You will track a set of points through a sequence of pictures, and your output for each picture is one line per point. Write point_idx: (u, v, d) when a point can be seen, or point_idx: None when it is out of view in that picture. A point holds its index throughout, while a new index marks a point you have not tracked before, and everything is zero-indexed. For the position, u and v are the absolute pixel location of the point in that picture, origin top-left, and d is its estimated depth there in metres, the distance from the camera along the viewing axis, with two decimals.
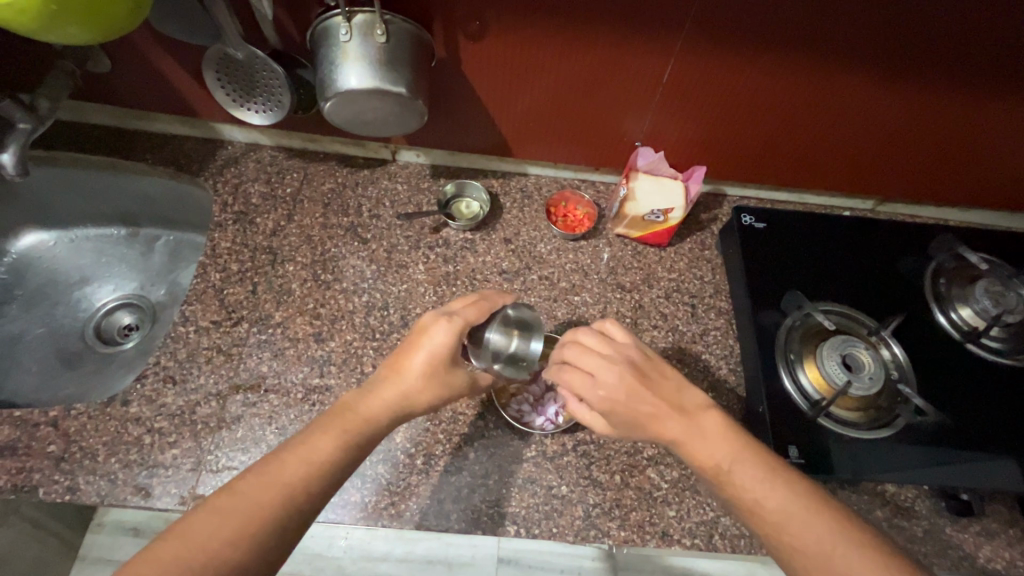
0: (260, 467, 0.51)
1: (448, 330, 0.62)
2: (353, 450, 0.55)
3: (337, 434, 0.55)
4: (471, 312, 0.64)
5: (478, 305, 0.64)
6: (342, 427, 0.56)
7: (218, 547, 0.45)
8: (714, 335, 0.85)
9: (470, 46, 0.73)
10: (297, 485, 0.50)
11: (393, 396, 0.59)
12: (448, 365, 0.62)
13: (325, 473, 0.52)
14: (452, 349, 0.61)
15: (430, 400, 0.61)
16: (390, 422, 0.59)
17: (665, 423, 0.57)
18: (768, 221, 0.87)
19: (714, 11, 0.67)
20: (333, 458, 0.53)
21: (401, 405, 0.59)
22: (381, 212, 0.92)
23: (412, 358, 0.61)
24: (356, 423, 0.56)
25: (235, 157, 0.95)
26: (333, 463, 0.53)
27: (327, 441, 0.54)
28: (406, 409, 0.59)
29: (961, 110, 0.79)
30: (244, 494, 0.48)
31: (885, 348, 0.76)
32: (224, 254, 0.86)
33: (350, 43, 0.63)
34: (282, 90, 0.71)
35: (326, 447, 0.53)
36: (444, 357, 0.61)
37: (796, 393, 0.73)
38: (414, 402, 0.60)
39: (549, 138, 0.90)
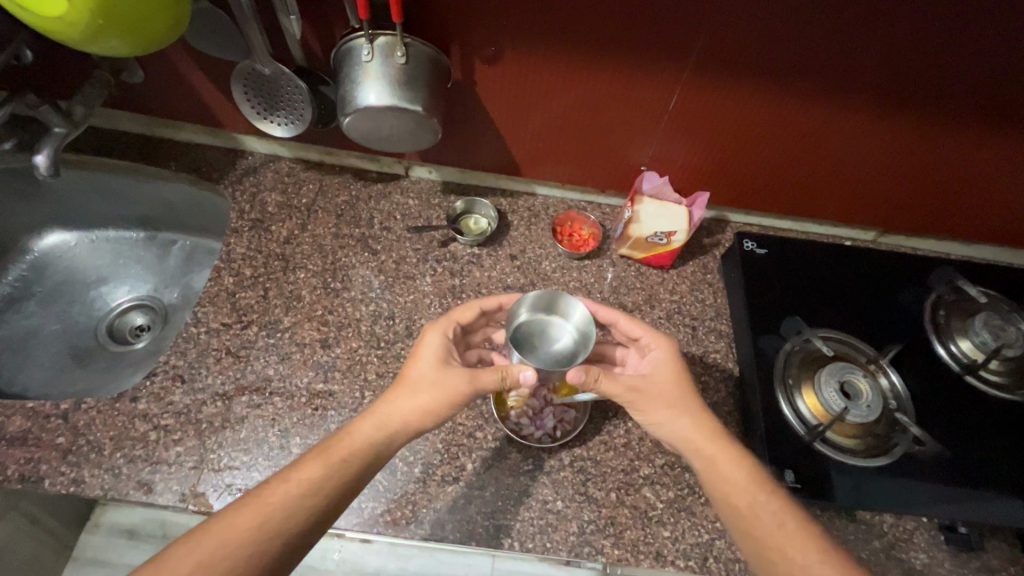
0: (249, 495, 0.56)
1: (437, 337, 0.71)
2: (340, 474, 0.59)
3: (322, 458, 0.59)
4: (457, 313, 0.75)
5: (465, 306, 0.76)
6: (328, 451, 0.60)
7: (190, 569, 0.50)
8: (714, 357, 0.86)
9: (486, 70, 0.77)
10: (279, 503, 0.55)
11: (391, 407, 0.65)
12: (442, 364, 0.69)
13: (306, 492, 0.57)
14: (440, 352, 0.70)
15: (430, 402, 0.65)
16: (383, 445, 0.63)
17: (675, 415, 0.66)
18: (769, 247, 0.89)
19: (720, 42, 0.70)
20: (317, 482, 0.57)
21: (393, 421, 0.64)
22: (392, 224, 0.95)
23: (411, 370, 0.69)
24: (346, 450, 0.61)
25: (255, 166, 0.99)
26: (318, 485, 0.57)
27: (312, 464, 0.59)
28: (400, 421, 0.64)
29: (959, 144, 0.81)
30: (227, 517, 0.54)
31: (882, 376, 0.76)
32: (239, 259, 0.89)
33: (371, 63, 0.66)
34: (304, 104, 0.75)
35: (309, 471, 0.58)
36: (435, 359, 0.69)
37: (793, 419, 0.73)
38: (411, 408, 0.65)
39: (557, 160, 0.92)
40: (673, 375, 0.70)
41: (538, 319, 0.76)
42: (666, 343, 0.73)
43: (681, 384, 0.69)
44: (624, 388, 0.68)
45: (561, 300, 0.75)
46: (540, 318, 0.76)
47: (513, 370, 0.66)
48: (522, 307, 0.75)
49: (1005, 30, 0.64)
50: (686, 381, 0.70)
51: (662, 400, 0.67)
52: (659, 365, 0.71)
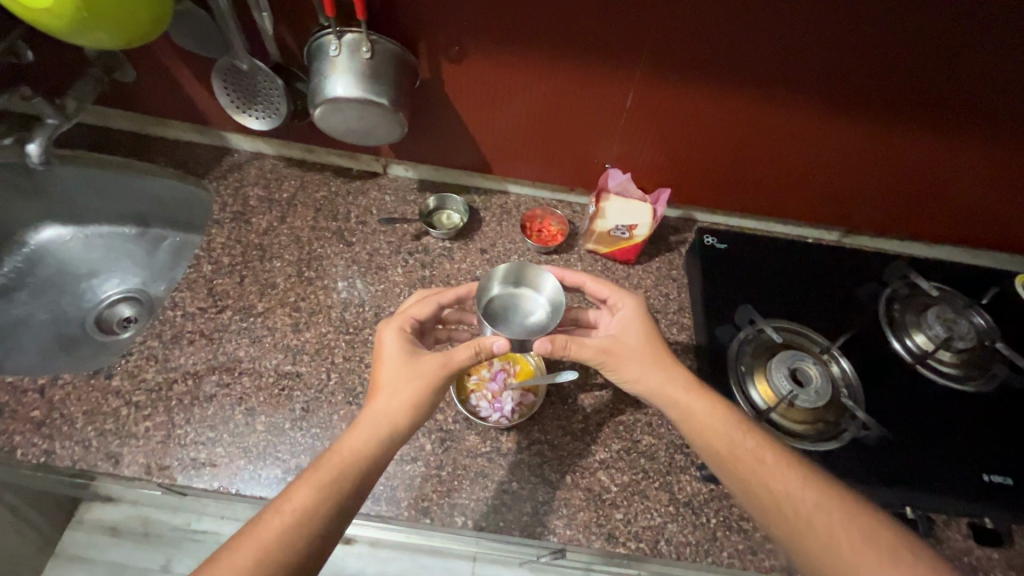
0: (243, 535, 0.55)
1: (396, 337, 0.73)
2: (333, 489, 0.59)
3: (312, 481, 0.60)
4: (412, 309, 0.77)
5: (420, 301, 0.78)
6: (316, 474, 0.60)
7: None
8: (674, 349, 0.89)
9: (452, 68, 0.81)
10: (280, 530, 0.56)
11: (374, 413, 0.66)
12: (409, 357, 0.71)
13: (302, 519, 0.57)
14: (404, 348, 0.71)
15: (410, 400, 0.67)
16: (368, 455, 0.63)
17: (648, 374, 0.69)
18: (729, 243, 0.92)
19: (670, 40, 0.74)
20: (314, 501, 0.58)
21: (377, 423, 0.65)
22: (368, 219, 0.98)
23: (381, 373, 0.70)
24: (335, 467, 0.61)
25: (240, 163, 1.03)
26: (311, 509, 0.58)
27: (302, 489, 0.59)
28: (388, 422, 0.66)
29: (909, 142, 0.84)
30: (228, 560, 0.54)
31: (835, 364, 0.78)
32: (219, 248, 0.93)
33: (339, 58, 0.70)
34: (280, 99, 0.79)
35: (299, 497, 0.58)
36: (400, 358, 0.71)
37: (745, 404, 0.75)
38: (394, 404, 0.66)
39: (527, 158, 0.96)
40: (643, 335, 0.72)
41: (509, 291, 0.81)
42: (633, 302, 0.76)
43: (652, 344, 0.71)
44: (596, 351, 0.70)
45: (533, 273, 0.80)
46: (512, 289, 0.81)
47: (485, 342, 0.69)
48: (494, 280, 0.80)
49: (936, 25, 0.68)
50: (656, 339, 0.72)
51: (634, 363, 0.70)
52: (631, 327, 0.74)
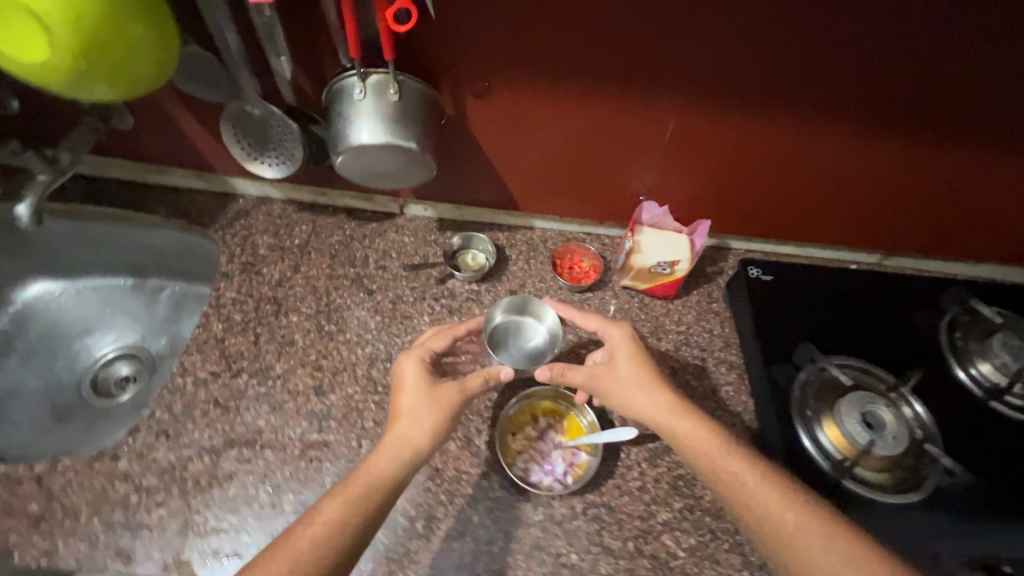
0: (272, 553, 0.54)
1: (415, 363, 0.71)
2: (365, 509, 0.58)
3: (341, 498, 0.58)
4: (433, 342, 0.74)
5: (439, 332, 0.76)
6: (346, 492, 0.59)
7: None
8: (726, 390, 0.83)
9: (480, 105, 0.76)
10: (309, 550, 0.54)
11: (397, 438, 0.64)
12: (429, 386, 0.68)
13: (333, 536, 0.55)
14: (425, 376, 0.69)
15: (432, 430, 0.65)
16: (394, 477, 0.62)
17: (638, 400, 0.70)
18: (775, 274, 0.86)
19: (714, 70, 0.70)
20: (341, 522, 0.56)
21: (401, 450, 0.64)
22: (387, 263, 0.92)
23: (402, 400, 0.68)
24: (362, 486, 0.60)
25: (246, 209, 0.97)
26: (343, 526, 0.56)
27: (332, 505, 0.58)
28: (411, 448, 0.64)
29: (957, 164, 0.81)
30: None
31: (905, 406, 0.72)
32: (229, 304, 0.85)
33: (364, 101, 0.65)
34: (295, 143, 0.73)
35: (331, 512, 0.57)
36: (421, 385, 0.69)
37: (816, 452, 0.69)
38: (416, 432, 0.65)
39: (555, 193, 0.91)
40: (632, 359, 0.74)
41: (514, 320, 0.82)
42: (621, 329, 0.76)
43: (642, 369, 0.73)
44: (584, 377, 0.73)
45: (534, 306, 0.82)
46: (515, 321, 0.82)
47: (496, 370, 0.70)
48: (498, 314, 0.81)
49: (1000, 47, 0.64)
50: (645, 365, 0.74)
51: (625, 386, 0.72)
52: (621, 355, 0.74)
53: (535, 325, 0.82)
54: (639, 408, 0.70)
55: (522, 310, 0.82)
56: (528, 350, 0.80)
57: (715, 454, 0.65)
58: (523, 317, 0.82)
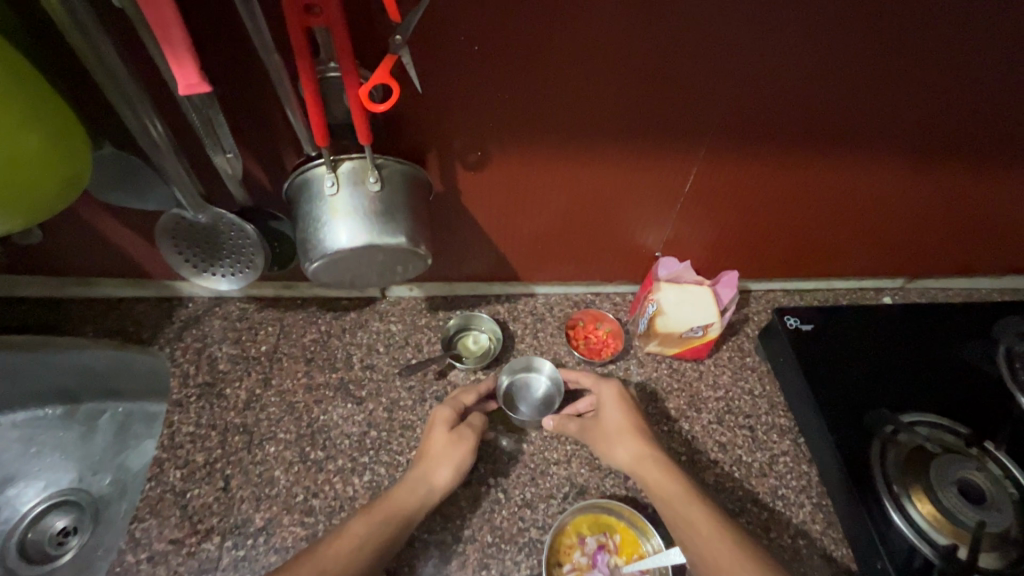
0: (301, 556, 0.52)
1: (447, 405, 0.69)
2: (384, 537, 0.55)
3: (369, 515, 0.57)
4: (469, 397, 0.71)
5: (477, 390, 0.72)
6: (373, 510, 0.57)
7: None
8: (784, 462, 0.74)
9: (471, 176, 0.64)
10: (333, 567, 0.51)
11: (418, 476, 0.61)
12: (453, 432, 0.66)
13: (357, 547, 0.53)
14: (450, 418, 0.67)
15: (454, 472, 0.63)
16: (413, 509, 0.59)
17: (619, 450, 0.65)
18: (815, 322, 0.77)
19: (738, 115, 0.60)
20: (363, 540, 0.54)
21: (421, 484, 0.61)
22: (375, 360, 0.79)
23: (431, 440, 0.65)
24: (384, 510, 0.58)
25: (197, 315, 0.81)
26: (368, 544, 0.54)
27: (362, 520, 0.56)
28: (429, 488, 0.61)
29: (991, 187, 0.74)
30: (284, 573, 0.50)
31: (992, 461, 0.64)
32: (187, 442, 0.70)
33: (338, 196, 0.52)
34: (255, 249, 0.59)
35: (360, 525, 0.55)
36: (445, 426, 0.66)
37: (911, 533, 0.60)
38: (435, 476, 0.62)
39: (559, 258, 0.80)
40: (619, 406, 0.68)
41: (517, 382, 0.76)
42: (611, 386, 0.71)
43: (631, 418, 0.67)
44: (574, 429, 0.69)
45: (531, 364, 0.76)
46: (518, 384, 0.76)
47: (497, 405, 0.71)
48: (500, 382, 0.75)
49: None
50: (634, 415, 0.68)
51: (610, 436, 0.66)
52: (607, 403, 0.69)
53: (541, 381, 0.76)
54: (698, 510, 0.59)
55: (526, 369, 0.76)
56: (539, 408, 0.74)
57: (675, 494, 0.59)
58: (528, 375, 0.76)
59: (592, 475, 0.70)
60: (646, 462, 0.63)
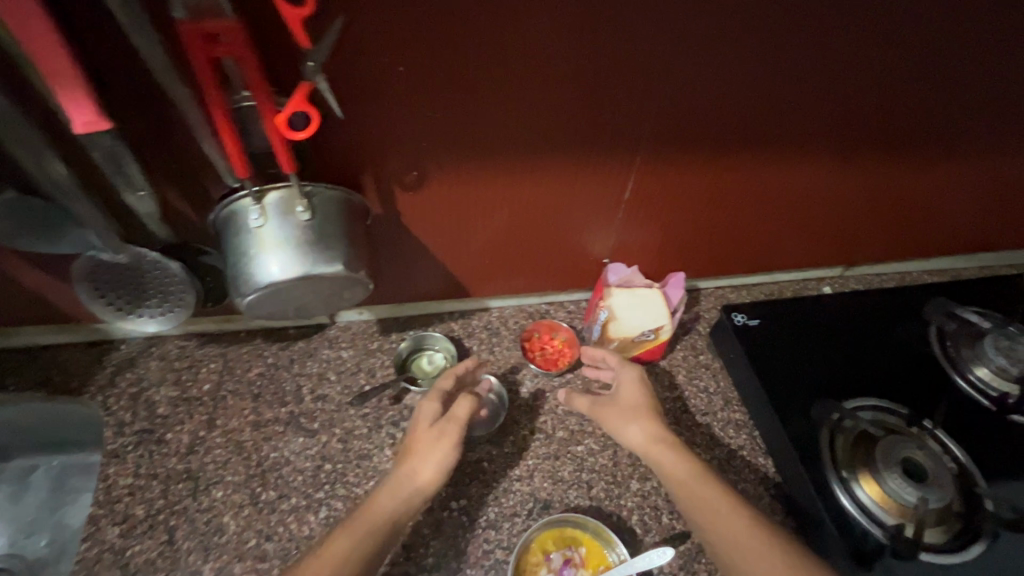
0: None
1: (431, 397, 0.65)
2: (370, 547, 0.53)
3: (349, 530, 0.54)
4: (448, 382, 0.67)
5: (452, 373, 0.68)
6: (356, 524, 0.54)
7: None
8: (741, 457, 0.75)
9: (410, 198, 0.63)
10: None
11: (404, 478, 0.58)
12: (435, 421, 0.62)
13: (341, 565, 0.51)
14: (430, 412, 0.63)
15: (439, 465, 0.58)
16: (398, 514, 0.56)
17: (633, 430, 0.65)
18: (760, 316, 0.79)
19: (670, 119, 0.61)
20: (345, 555, 0.52)
21: (410, 488, 0.57)
22: (327, 390, 0.76)
23: (416, 437, 0.61)
24: (364, 522, 0.54)
25: (132, 357, 0.77)
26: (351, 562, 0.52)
27: (342, 538, 0.53)
28: (413, 488, 0.57)
29: (914, 176, 0.78)
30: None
31: (932, 439, 0.68)
32: (125, 495, 0.66)
33: (266, 228, 0.50)
34: (183, 287, 0.56)
35: (338, 543, 0.53)
36: (428, 418, 0.62)
37: (859, 514, 0.62)
38: (420, 474, 0.58)
39: (509, 271, 0.80)
40: (639, 389, 0.69)
41: None
42: (632, 369, 0.71)
43: (649, 401, 0.68)
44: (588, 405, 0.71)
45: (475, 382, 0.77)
46: None
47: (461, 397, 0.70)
48: None
49: (951, 54, 0.60)
50: (651, 400, 0.68)
51: (627, 412, 0.67)
52: (627, 385, 0.70)
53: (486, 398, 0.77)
54: (714, 501, 0.58)
55: None
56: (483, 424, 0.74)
57: (688, 479, 0.60)
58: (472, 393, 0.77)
59: (555, 489, 0.70)
60: (660, 449, 0.63)
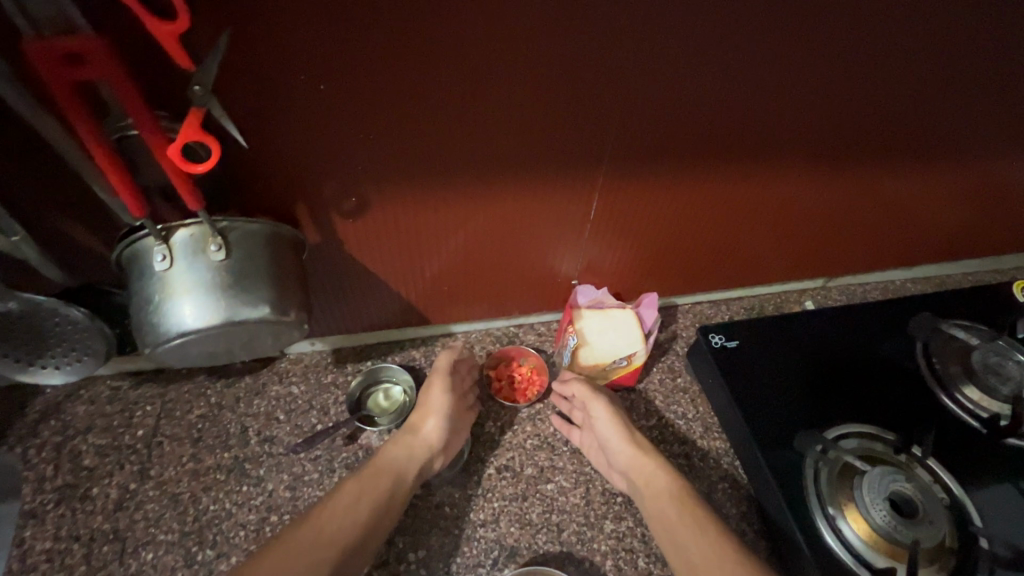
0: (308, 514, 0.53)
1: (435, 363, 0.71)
2: (380, 491, 0.56)
3: (361, 476, 0.57)
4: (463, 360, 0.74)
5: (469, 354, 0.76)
6: (368, 470, 0.58)
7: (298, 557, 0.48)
8: (722, 489, 0.71)
9: (352, 225, 0.57)
10: (329, 533, 0.51)
11: (409, 429, 0.62)
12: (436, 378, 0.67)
13: (356, 504, 0.54)
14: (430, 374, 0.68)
15: (440, 421, 0.63)
16: (406, 462, 0.59)
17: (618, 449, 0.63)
18: (740, 338, 0.75)
19: (636, 132, 0.56)
20: (359, 492, 0.55)
21: (413, 442, 0.61)
22: (275, 431, 0.70)
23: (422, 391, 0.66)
24: (377, 468, 0.58)
25: (58, 401, 0.70)
26: (366, 504, 0.55)
27: (354, 484, 0.56)
28: (419, 439, 0.61)
29: (897, 182, 0.74)
30: (302, 533, 0.50)
31: (920, 468, 0.64)
32: (42, 562, 0.60)
33: (173, 270, 0.44)
34: (88, 334, 0.50)
35: (352, 487, 0.56)
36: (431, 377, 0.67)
37: (847, 555, 0.58)
38: (423, 427, 0.62)
39: (473, 295, 0.74)
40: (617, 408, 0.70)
41: None
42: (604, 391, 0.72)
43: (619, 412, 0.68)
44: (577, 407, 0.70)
45: None
46: None
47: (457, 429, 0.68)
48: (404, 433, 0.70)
49: (929, 54, 0.56)
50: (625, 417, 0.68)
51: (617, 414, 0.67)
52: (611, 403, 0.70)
53: None
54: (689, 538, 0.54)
55: None
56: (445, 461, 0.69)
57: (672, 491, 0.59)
58: None
59: (523, 534, 0.65)
60: (647, 462, 0.62)
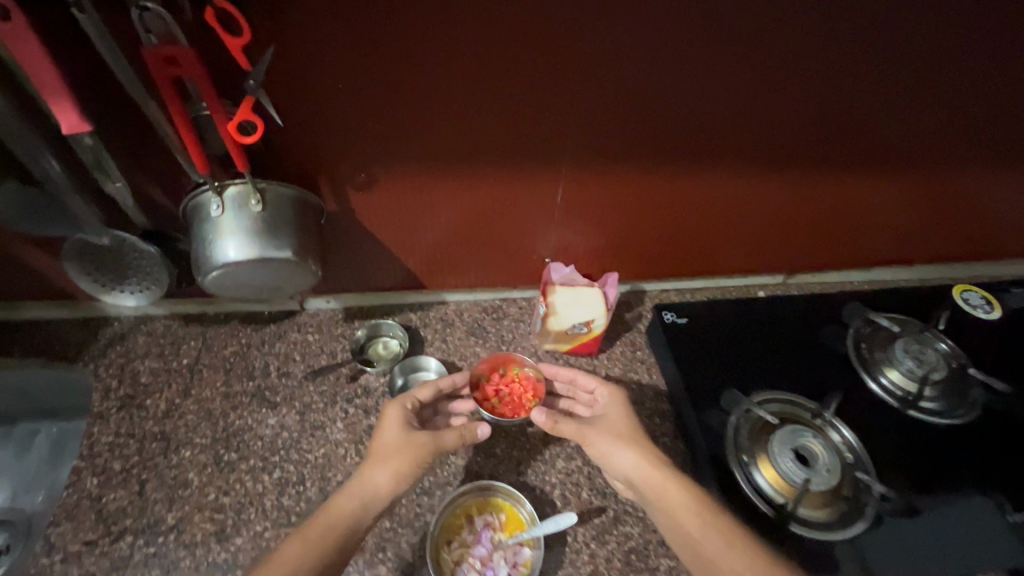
0: None
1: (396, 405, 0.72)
2: (321, 552, 0.58)
3: (301, 537, 0.59)
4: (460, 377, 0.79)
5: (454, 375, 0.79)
6: (308, 530, 0.59)
7: None
8: (664, 442, 0.81)
9: (362, 197, 0.72)
10: None
11: (365, 484, 0.63)
12: (407, 429, 0.68)
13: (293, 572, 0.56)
14: (396, 421, 0.69)
15: (397, 471, 0.64)
16: (358, 519, 0.61)
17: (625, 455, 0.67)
18: (690, 315, 0.86)
19: (592, 133, 0.69)
20: (297, 562, 0.57)
21: (367, 497, 0.63)
22: (291, 368, 0.85)
23: (383, 439, 0.67)
24: (322, 525, 0.60)
25: (123, 332, 0.86)
26: (301, 566, 0.56)
27: (293, 546, 0.58)
28: (378, 495, 0.63)
29: (837, 189, 0.84)
30: None
31: (832, 431, 0.74)
32: (105, 451, 0.75)
33: (224, 216, 0.59)
34: (156, 267, 0.67)
35: (294, 549, 0.58)
36: (399, 431, 0.68)
37: (755, 497, 0.68)
38: (379, 485, 0.63)
39: (461, 266, 0.88)
40: (622, 412, 0.72)
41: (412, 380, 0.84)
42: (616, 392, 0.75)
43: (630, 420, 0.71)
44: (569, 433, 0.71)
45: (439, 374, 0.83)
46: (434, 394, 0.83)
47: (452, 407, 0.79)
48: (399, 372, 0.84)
49: (840, 77, 0.67)
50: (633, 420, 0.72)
51: (606, 444, 0.68)
52: (611, 405, 0.74)
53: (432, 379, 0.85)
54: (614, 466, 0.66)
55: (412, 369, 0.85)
56: None
57: (671, 490, 0.63)
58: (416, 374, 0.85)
59: (487, 463, 0.77)
60: (657, 475, 0.64)
